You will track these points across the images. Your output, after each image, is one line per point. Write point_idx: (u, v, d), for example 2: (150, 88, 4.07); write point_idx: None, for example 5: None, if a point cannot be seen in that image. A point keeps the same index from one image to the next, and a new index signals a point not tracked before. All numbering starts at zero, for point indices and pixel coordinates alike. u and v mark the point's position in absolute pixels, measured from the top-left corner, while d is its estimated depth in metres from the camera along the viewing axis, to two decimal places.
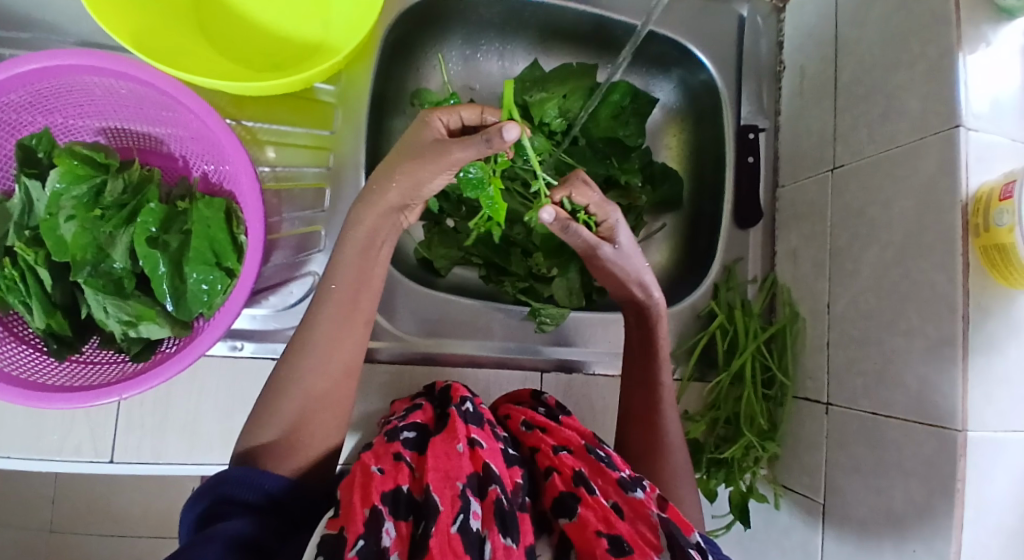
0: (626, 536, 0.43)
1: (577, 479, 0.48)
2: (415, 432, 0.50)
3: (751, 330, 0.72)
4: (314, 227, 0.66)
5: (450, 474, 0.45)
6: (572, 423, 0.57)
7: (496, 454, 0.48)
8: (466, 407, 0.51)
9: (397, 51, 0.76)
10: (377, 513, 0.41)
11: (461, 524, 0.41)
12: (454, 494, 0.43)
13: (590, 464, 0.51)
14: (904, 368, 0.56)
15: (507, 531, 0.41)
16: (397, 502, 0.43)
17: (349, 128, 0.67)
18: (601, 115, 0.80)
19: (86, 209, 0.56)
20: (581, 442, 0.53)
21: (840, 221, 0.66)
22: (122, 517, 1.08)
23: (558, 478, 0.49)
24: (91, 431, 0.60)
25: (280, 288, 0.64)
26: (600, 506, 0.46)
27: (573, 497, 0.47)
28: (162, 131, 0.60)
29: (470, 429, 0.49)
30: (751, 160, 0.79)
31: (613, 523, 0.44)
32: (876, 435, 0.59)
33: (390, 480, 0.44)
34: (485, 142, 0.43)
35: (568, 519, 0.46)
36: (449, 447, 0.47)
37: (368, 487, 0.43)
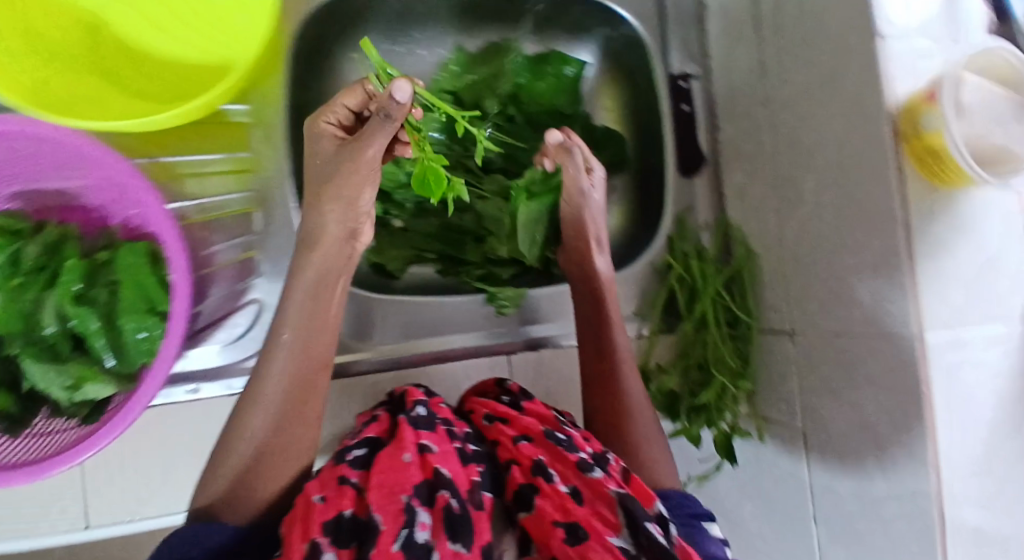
0: (582, 522, 0.46)
1: (535, 469, 0.50)
2: (365, 449, 0.52)
3: (707, 275, 0.72)
4: (251, 252, 0.64)
5: (393, 489, 0.46)
6: (535, 409, 0.59)
7: (448, 456, 0.50)
8: (416, 412, 0.54)
9: (312, 56, 0.74)
10: (315, 544, 0.43)
11: (405, 538, 0.43)
12: (397, 508, 0.45)
13: (550, 448, 0.53)
14: (857, 287, 0.56)
15: (458, 536, 0.44)
16: (338, 528, 0.44)
17: (268, 147, 0.65)
18: (539, 86, 0.78)
19: (5, 280, 0.54)
20: (539, 429, 0.55)
21: (779, 152, 0.66)
22: None
23: (517, 470, 0.51)
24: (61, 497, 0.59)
25: (225, 322, 0.63)
26: (557, 495, 0.47)
27: (530, 487, 0.49)
28: (72, 186, 0.59)
29: (419, 435, 0.51)
30: (687, 107, 0.80)
31: (569, 512, 0.46)
32: (842, 355, 0.59)
33: (331, 508, 0.45)
34: (385, 117, 0.49)
35: (525, 514, 0.48)
36: (396, 459, 0.49)
37: (308, 517, 0.45)
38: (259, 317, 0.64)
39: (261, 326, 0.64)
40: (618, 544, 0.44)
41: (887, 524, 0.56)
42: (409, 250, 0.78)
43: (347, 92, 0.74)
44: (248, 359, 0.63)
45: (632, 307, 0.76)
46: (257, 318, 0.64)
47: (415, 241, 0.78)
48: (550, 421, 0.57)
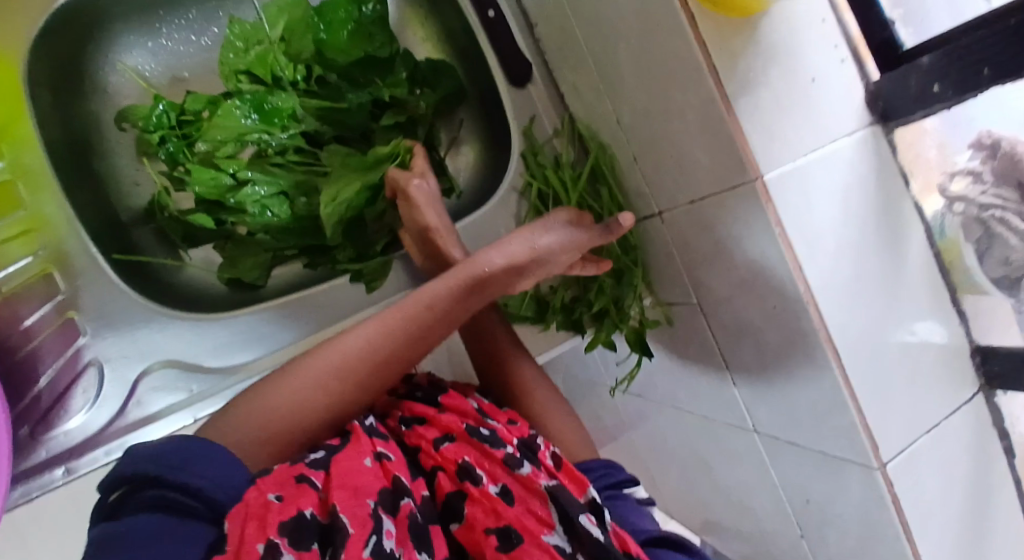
0: (515, 524, 0.43)
1: (462, 474, 0.46)
2: (323, 452, 0.45)
3: (568, 182, 0.68)
4: (68, 313, 0.60)
5: (359, 492, 0.42)
6: (452, 400, 0.53)
7: (405, 466, 0.47)
8: (314, 456, 0.45)
9: (59, 83, 0.67)
10: (273, 546, 0.36)
11: (375, 546, 0.39)
12: (366, 513, 0.40)
13: (476, 448, 0.48)
14: (692, 148, 0.53)
15: (421, 548, 0.41)
16: (299, 531, 0.37)
17: (42, 197, 0.62)
18: (336, 31, 0.68)
19: None
20: (462, 427, 0.50)
21: (587, 32, 0.61)
22: None
23: (443, 476, 0.47)
24: None
25: (72, 391, 0.60)
26: (486, 498, 0.44)
27: (459, 495, 0.46)
28: None
29: (375, 442, 0.47)
30: (492, 14, 0.71)
31: (500, 514, 0.43)
32: (703, 219, 0.57)
33: (292, 506, 0.39)
34: None
35: (456, 524, 0.45)
36: (356, 463, 0.44)
37: (263, 517, 0.38)
38: (102, 376, 0.60)
39: (112, 383, 0.60)
40: (554, 543, 0.42)
41: (791, 367, 0.56)
42: (264, 253, 0.71)
43: (133, 106, 0.70)
44: (115, 418, 0.60)
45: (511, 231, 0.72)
46: (100, 378, 0.60)
47: (267, 244, 0.70)
48: (470, 415, 0.52)
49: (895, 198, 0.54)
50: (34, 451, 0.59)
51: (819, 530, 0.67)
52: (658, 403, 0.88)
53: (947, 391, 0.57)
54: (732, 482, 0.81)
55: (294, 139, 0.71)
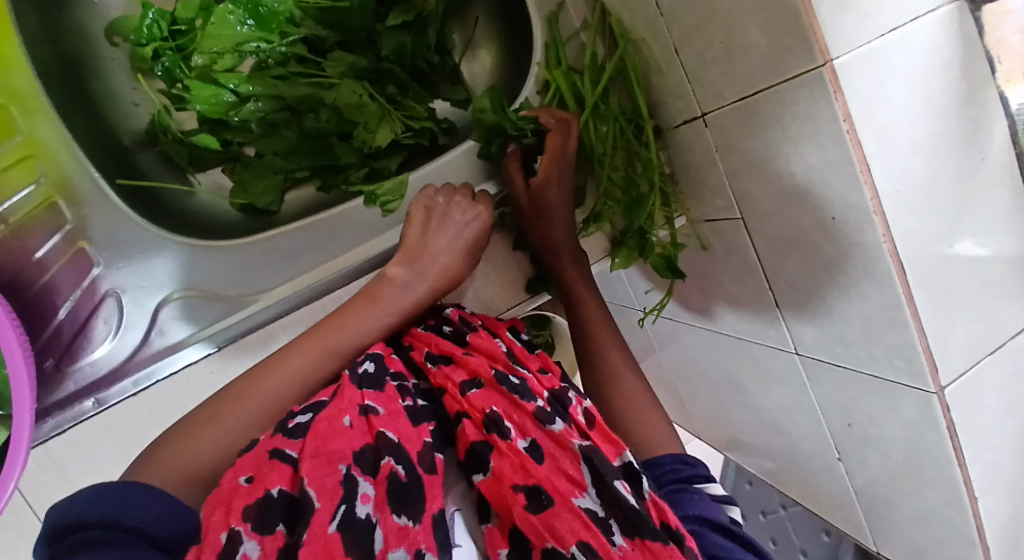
0: (544, 484, 0.40)
1: (489, 424, 0.44)
2: (309, 413, 0.47)
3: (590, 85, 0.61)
4: (79, 243, 0.58)
5: (332, 458, 0.42)
6: (480, 341, 0.51)
7: (395, 417, 0.46)
8: (298, 420, 0.46)
9: None
10: (235, 534, 0.37)
11: (342, 517, 0.38)
12: (336, 482, 0.40)
13: (506, 397, 0.46)
14: (747, 29, 0.46)
15: (402, 510, 0.40)
16: (263, 514, 0.39)
17: (36, 120, 0.58)
18: None
19: None
20: (490, 372, 0.47)
21: None
22: None
23: (468, 424, 0.46)
24: (24, 533, 0.59)
25: (94, 320, 0.58)
26: (515, 453, 0.42)
27: (485, 445, 0.44)
28: None
29: (363, 395, 0.47)
30: None
31: (529, 473, 0.41)
32: (754, 117, 0.50)
33: (257, 490, 0.40)
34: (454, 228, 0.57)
35: (481, 476, 0.43)
36: (332, 424, 0.44)
37: (232, 502, 0.39)
38: (122, 309, 0.58)
39: (134, 313, 0.58)
40: (584, 506, 0.39)
41: (844, 280, 0.51)
42: (276, 177, 0.66)
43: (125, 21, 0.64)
44: (137, 352, 0.58)
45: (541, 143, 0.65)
46: (121, 310, 0.58)
47: (277, 165, 0.66)
48: (499, 359, 0.49)
49: (980, 86, 0.45)
50: (61, 384, 0.57)
51: (857, 452, 0.64)
52: (686, 322, 0.84)
53: (1016, 305, 0.51)
54: (764, 402, 0.78)
55: (295, 47, 0.65)
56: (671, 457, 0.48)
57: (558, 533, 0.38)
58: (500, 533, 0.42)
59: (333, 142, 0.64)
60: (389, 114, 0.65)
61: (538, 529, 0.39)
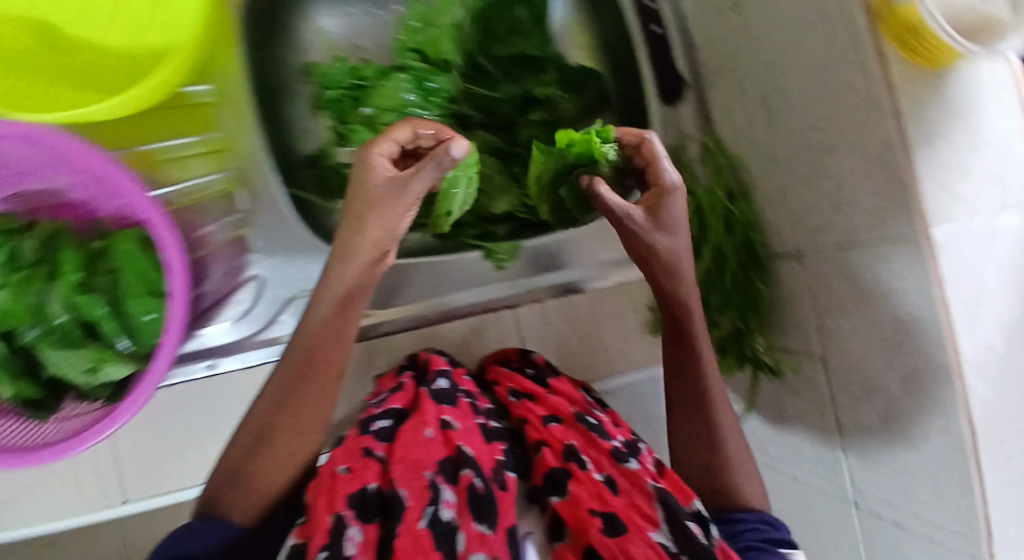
0: (620, 514, 0.48)
1: (566, 454, 0.53)
2: (389, 420, 0.55)
3: (713, 204, 0.70)
4: (242, 230, 0.67)
5: (418, 464, 0.50)
6: (561, 385, 0.62)
7: (469, 432, 0.54)
8: (378, 425, 0.55)
9: (264, 29, 0.72)
10: (340, 518, 0.45)
11: (431, 516, 0.46)
12: (423, 485, 0.48)
13: (580, 434, 0.56)
14: (855, 189, 0.53)
15: (483, 518, 0.46)
16: (363, 503, 0.47)
17: (237, 122, 0.66)
18: (499, 33, 0.75)
19: (12, 275, 0.56)
20: (569, 411, 0.58)
21: (756, 63, 0.62)
22: None
23: (547, 451, 0.54)
24: (99, 472, 0.64)
25: (231, 297, 0.66)
26: (592, 482, 0.50)
27: (563, 473, 0.52)
28: (60, 184, 0.60)
29: (442, 411, 0.55)
30: (655, 27, 0.74)
31: (605, 501, 0.49)
32: (848, 264, 0.56)
33: (356, 482, 0.48)
34: (436, 164, 0.47)
35: (558, 498, 0.50)
36: (417, 435, 0.52)
37: (335, 488, 0.48)
38: (260, 294, 0.67)
39: (264, 301, 0.67)
40: (658, 540, 0.46)
41: (915, 436, 0.54)
42: None
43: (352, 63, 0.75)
44: (256, 333, 0.66)
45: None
46: (258, 294, 0.67)
47: None
48: (578, 402, 0.60)
49: None
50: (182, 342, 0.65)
51: None
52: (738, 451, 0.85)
53: None
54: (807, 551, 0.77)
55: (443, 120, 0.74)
56: (757, 516, 0.53)
57: (631, 554, 0.45)
58: (571, 551, 0.49)
59: None
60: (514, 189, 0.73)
61: (612, 550, 0.46)
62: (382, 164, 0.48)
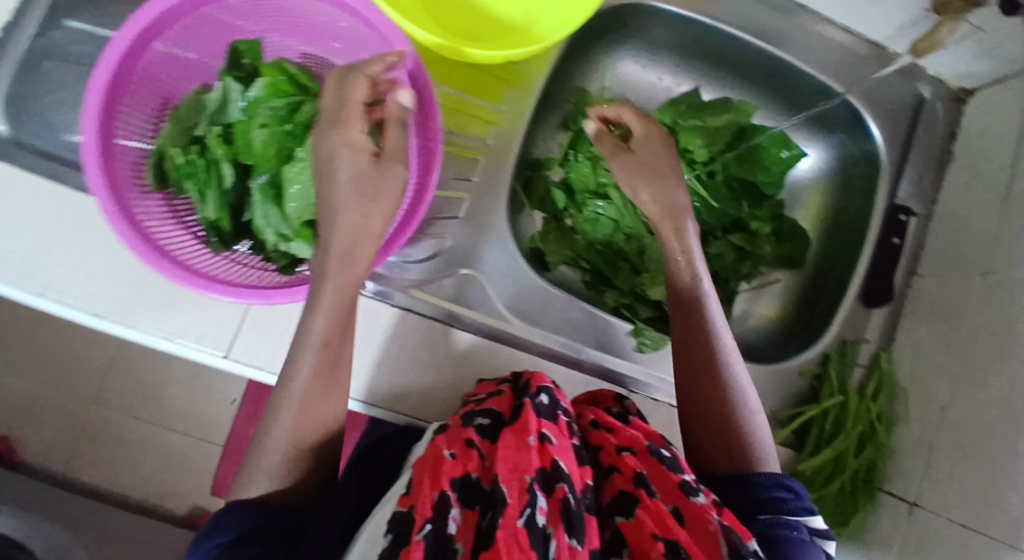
0: (683, 542, 0.45)
1: (637, 482, 0.51)
2: (489, 419, 0.55)
3: (861, 411, 0.68)
4: (459, 193, 0.70)
5: (518, 467, 0.47)
6: (640, 425, 0.61)
7: (565, 450, 0.51)
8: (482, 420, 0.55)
9: (576, 47, 0.77)
10: (446, 496, 0.45)
11: (528, 517, 0.43)
12: (521, 487, 0.46)
13: (651, 464, 0.54)
14: (1011, 487, 0.55)
15: (573, 532, 0.43)
16: (466, 491, 0.47)
17: (517, 112, 0.71)
18: (746, 157, 0.79)
19: (279, 122, 0.56)
20: (643, 445, 0.56)
21: (978, 328, 0.63)
22: (168, 408, 1.23)
23: (619, 477, 0.53)
24: (217, 324, 0.59)
25: (412, 241, 0.67)
26: (657, 509, 0.48)
27: (631, 497, 0.51)
28: (357, 67, 0.61)
29: (541, 424, 0.52)
30: (896, 242, 0.74)
31: (669, 529, 0.46)
32: (960, 547, 0.57)
33: (459, 468, 0.48)
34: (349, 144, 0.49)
35: (625, 519, 0.49)
36: (518, 440, 0.49)
37: (440, 471, 0.48)
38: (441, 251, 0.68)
39: (438, 261, 0.68)
40: None
41: None
42: (568, 251, 0.80)
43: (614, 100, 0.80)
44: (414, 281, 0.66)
45: (774, 405, 0.71)
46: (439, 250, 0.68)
47: (578, 245, 0.80)
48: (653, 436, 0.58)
49: None
50: None
51: None
52: None
53: None
54: None
55: None
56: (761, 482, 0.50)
57: None
58: None
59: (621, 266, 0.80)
60: None
61: None
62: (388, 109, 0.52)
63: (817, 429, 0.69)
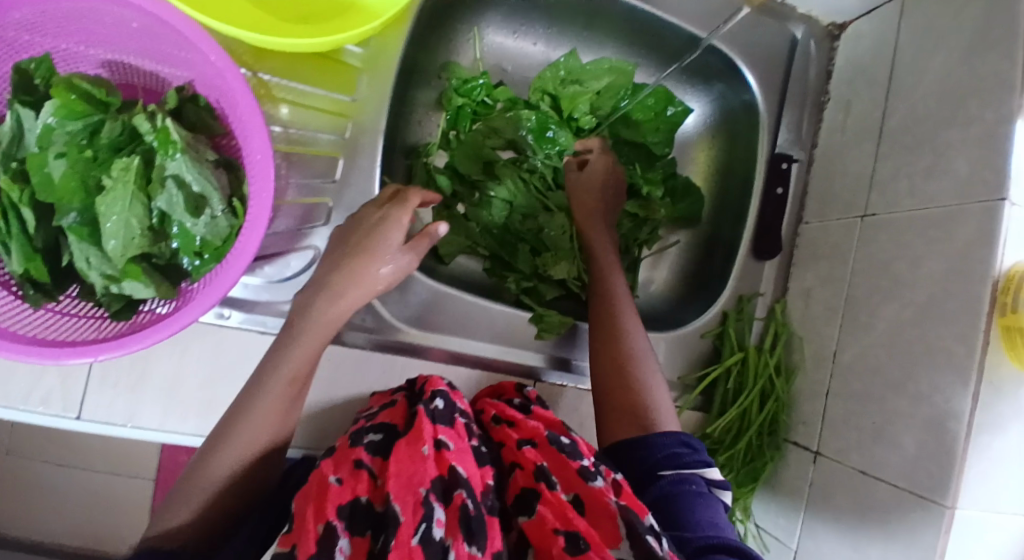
0: (583, 531, 0.41)
1: (538, 475, 0.48)
2: (380, 435, 0.51)
3: (761, 366, 0.70)
4: (321, 198, 0.61)
5: (413, 480, 0.44)
6: (542, 414, 0.59)
7: (462, 453, 0.47)
8: (371, 438, 0.51)
9: (435, 18, 0.71)
10: (330, 527, 0.40)
11: (422, 534, 0.40)
12: (416, 502, 0.42)
13: (552, 456, 0.51)
14: (903, 431, 0.56)
15: (472, 539, 0.40)
16: (354, 516, 0.42)
17: (373, 96, 0.62)
18: (633, 120, 0.76)
19: (77, 149, 0.50)
20: (544, 434, 0.53)
21: (861, 271, 0.64)
22: (81, 450, 1.08)
23: (520, 474, 0.50)
24: (62, 382, 0.56)
25: (276, 259, 0.60)
26: (559, 502, 0.44)
27: (533, 493, 0.47)
28: (168, 71, 0.54)
29: (437, 430, 0.48)
30: (780, 192, 0.73)
31: (569, 519, 0.43)
32: (862, 490, 0.59)
33: (347, 492, 0.44)
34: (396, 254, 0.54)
35: (527, 519, 0.45)
36: (413, 451, 0.46)
37: (324, 498, 0.43)
38: (312, 265, 0.61)
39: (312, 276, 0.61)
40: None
41: None
42: (464, 240, 0.73)
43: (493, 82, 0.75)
44: (286, 303, 0.60)
45: (680, 371, 0.72)
46: (309, 264, 0.61)
47: (472, 233, 0.73)
48: (555, 426, 0.56)
49: None
50: None
51: None
52: None
53: None
54: None
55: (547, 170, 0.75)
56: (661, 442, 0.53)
57: None
58: None
59: (521, 248, 0.74)
60: (574, 260, 0.74)
61: None
62: (410, 262, 0.55)
63: (721, 389, 0.71)
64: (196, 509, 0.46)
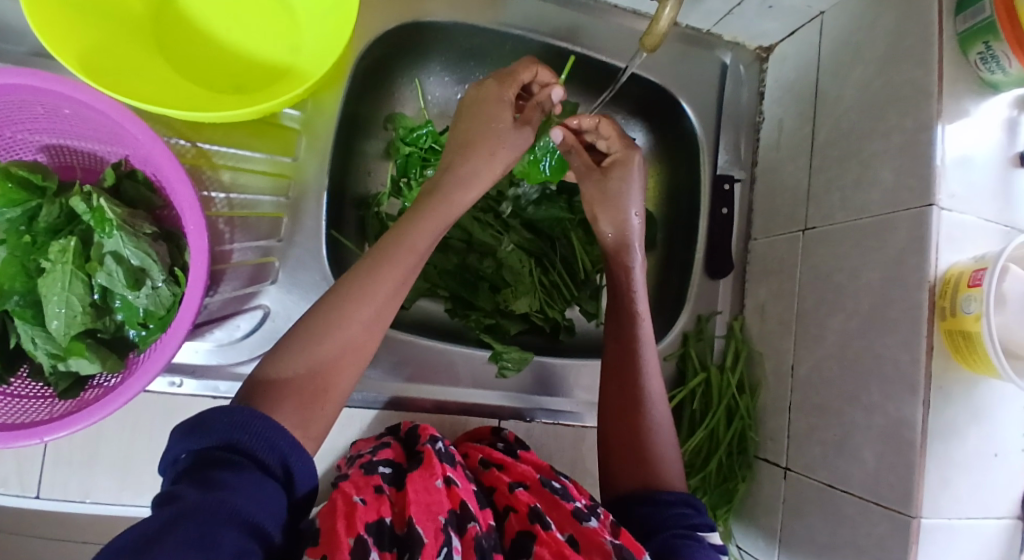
0: None
1: (532, 516, 0.48)
2: (390, 468, 0.51)
3: (724, 385, 0.70)
4: (268, 258, 0.62)
5: (431, 508, 0.44)
6: (530, 458, 0.59)
7: (469, 492, 0.48)
8: (383, 470, 0.50)
9: (373, 76, 0.72)
10: (361, 541, 0.40)
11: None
12: (437, 529, 0.43)
13: (545, 498, 0.52)
14: (862, 443, 0.55)
15: None
16: (382, 534, 0.42)
17: (313, 156, 0.64)
18: None
19: (17, 235, 0.51)
20: (535, 477, 0.54)
21: (807, 284, 0.65)
22: None
23: (513, 517, 0.49)
24: (18, 464, 0.57)
25: (225, 321, 0.61)
26: (555, 541, 0.45)
27: (528, 535, 0.46)
28: (105, 149, 0.56)
29: (446, 467, 0.49)
30: (725, 212, 0.75)
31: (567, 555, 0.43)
32: (831, 506, 0.58)
33: (374, 510, 0.43)
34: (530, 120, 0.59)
35: None
36: (427, 483, 0.46)
37: (352, 513, 0.42)
38: (261, 324, 0.61)
39: (262, 334, 0.61)
40: None
41: None
42: (425, 282, 0.74)
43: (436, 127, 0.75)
44: (238, 364, 0.60)
45: None
46: (258, 324, 0.61)
47: (429, 275, 0.74)
48: (543, 470, 0.57)
49: None
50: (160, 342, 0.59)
51: None
52: None
53: None
54: None
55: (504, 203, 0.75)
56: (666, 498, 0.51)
57: None
58: None
59: (481, 286, 0.75)
60: (535, 294, 0.74)
61: None
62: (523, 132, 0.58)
63: (688, 411, 0.72)
64: (305, 371, 0.44)
